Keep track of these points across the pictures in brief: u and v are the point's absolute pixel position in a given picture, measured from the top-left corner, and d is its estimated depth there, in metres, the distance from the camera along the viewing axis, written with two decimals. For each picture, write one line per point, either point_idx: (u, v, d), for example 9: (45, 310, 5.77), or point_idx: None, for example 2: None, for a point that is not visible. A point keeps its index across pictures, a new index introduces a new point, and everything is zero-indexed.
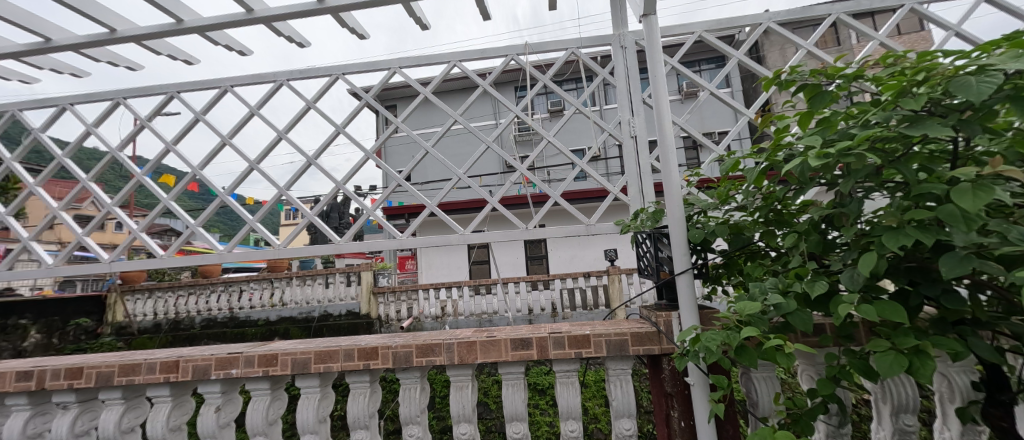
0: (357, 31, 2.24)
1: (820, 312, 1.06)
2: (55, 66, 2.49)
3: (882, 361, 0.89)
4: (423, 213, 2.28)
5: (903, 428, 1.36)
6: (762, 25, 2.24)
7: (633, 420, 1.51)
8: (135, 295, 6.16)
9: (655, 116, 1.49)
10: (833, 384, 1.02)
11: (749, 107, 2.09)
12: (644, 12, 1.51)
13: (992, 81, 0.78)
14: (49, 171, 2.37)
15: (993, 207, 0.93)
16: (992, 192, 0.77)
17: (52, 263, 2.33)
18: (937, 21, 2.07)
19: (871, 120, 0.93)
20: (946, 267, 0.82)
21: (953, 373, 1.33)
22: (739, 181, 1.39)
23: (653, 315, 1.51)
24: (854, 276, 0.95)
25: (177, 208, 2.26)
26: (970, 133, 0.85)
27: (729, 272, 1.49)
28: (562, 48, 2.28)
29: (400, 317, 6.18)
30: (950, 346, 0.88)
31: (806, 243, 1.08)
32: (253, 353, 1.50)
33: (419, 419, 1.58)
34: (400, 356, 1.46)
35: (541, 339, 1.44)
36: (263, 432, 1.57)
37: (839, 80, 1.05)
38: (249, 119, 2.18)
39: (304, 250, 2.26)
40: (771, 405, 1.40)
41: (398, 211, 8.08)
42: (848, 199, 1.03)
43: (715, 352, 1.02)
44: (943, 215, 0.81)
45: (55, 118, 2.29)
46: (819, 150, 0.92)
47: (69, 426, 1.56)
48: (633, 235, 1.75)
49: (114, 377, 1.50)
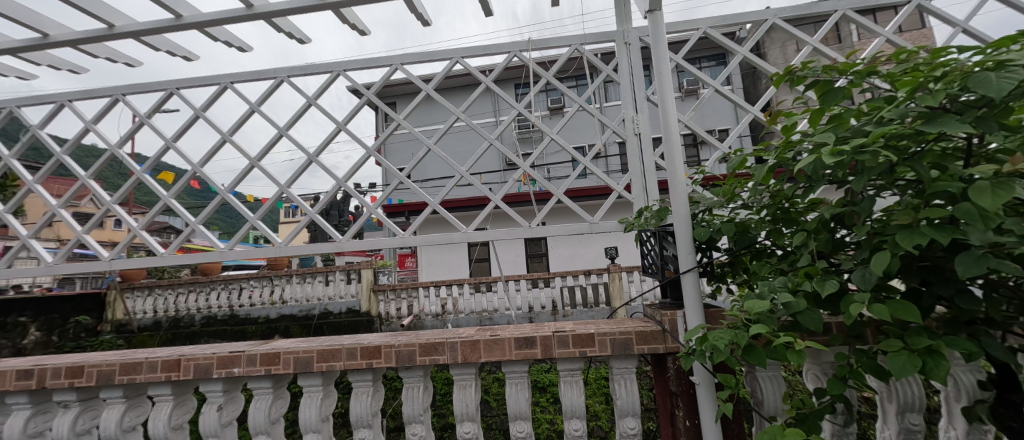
0: (358, 28, 2.22)
1: (829, 311, 1.05)
2: (53, 62, 2.46)
3: (895, 362, 0.88)
4: (423, 212, 2.24)
5: (909, 428, 1.35)
6: (767, 22, 2.22)
7: (638, 419, 1.50)
8: (135, 292, 6.15)
9: (660, 113, 1.47)
10: (842, 384, 1.01)
11: (754, 104, 2.04)
12: (648, 8, 1.49)
13: (1013, 77, 0.77)
14: (48, 168, 2.35)
15: (1007, 205, 0.92)
16: (1012, 190, 0.76)
17: (52, 261, 2.31)
18: (943, 17, 2.06)
19: (884, 118, 0.92)
20: (962, 267, 0.81)
21: (960, 373, 1.32)
22: (745, 179, 1.38)
23: (658, 314, 1.50)
24: (865, 275, 0.94)
25: (177, 206, 2.24)
26: (987, 130, 0.83)
27: (735, 270, 1.47)
28: (566, 45, 2.25)
29: (400, 315, 6.15)
30: (964, 346, 0.87)
31: (815, 241, 1.06)
32: (255, 352, 1.49)
33: (422, 418, 1.57)
34: (403, 356, 1.44)
35: (545, 338, 1.43)
36: (266, 431, 1.56)
37: (851, 76, 1.04)
38: (249, 116, 2.16)
39: (304, 248, 2.24)
40: (778, 404, 1.39)
41: (399, 209, 8.07)
42: (859, 197, 1.02)
43: (724, 351, 1.01)
44: (959, 213, 0.80)
45: (53, 115, 2.27)
46: (832, 148, 0.92)
47: (71, 424, 1.55)
48: (638, 234, 1.73)
49: (115, 375, 1.49)
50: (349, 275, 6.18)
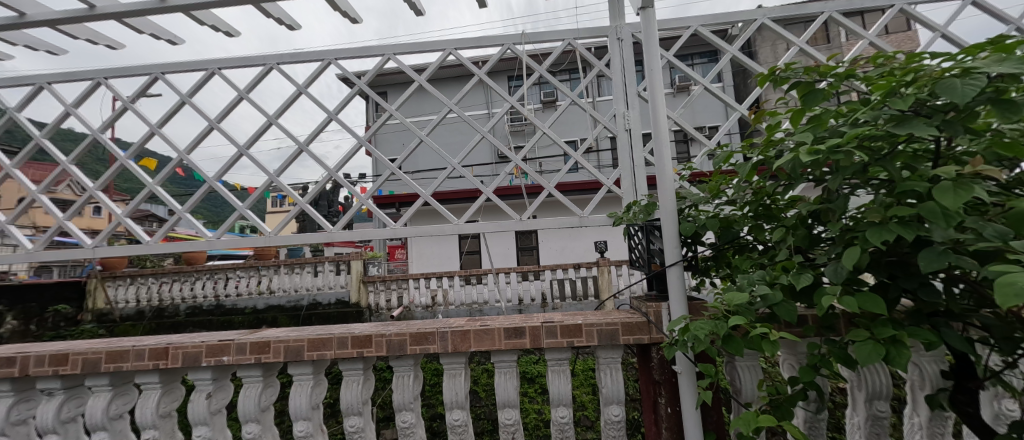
0: (350, 15, 2.21)
1: (804, 303, 1.11)
2: (30, 43, 2.41)
3: (861, 351, 0.94)
4: (415, 203, 2.21)
5: (876, 414, 1.42)
6: (757, 21, 2.25)
7: (622, 407, 1.55)
8: (116, 281, 6.02)
9: (650, 109, 1.50)
10: (814, 372, 1.06)
11: (743, 103, 2.07)
12: (641, 5, 1.51)
13: (976, 84, 0.82)
14: (27, 152, 2.29)
15: (970, 205, 0.98)
16: (971, 191, 0.81)
17: (30, 248, 2.25)
18: (925, 21, 2.12)
19: (859, 119, 0.97)
20: (925, 261, 0.87)
21: (925, 363, 1.39)
22: (730, 176, 1.43)
23: (644, 306, 1.55)
24: (838, 269, 0.99)
25: (162, 193, 2.21)
26: (952, 134, 0.89)
27: (718, 265, 1.52)
28: (560, 39, 2.27)
29: (390, 306, 6.16)
30: (925, 336, 0.93)
31: (793, 237, 1.13)
32: (246, 340, 1.49)
33: (412, 406, 1.60)
34: (394, 345, 1.47)
35: (534, 328, 1.47)
36: (256, 418, 1.57)
37: (831, 79, 1.08)
38: (238, 103, 2.15)
39: (295, 238, 2.22)
40: (754, 392, 1.46)
41: (390, 200, 8.16)
42: (834, 195, 1.07)
43: (704, 341, 1.06)
44: (924, 212, 0.86)
45: (33, 98, 2.22)
46: (809, 147, 0.97)
47: (55, 413, 1.54)
48: (626, 228, 1.78)
49: (101, 363, 1.49)
50: (339, 266, 6.18)
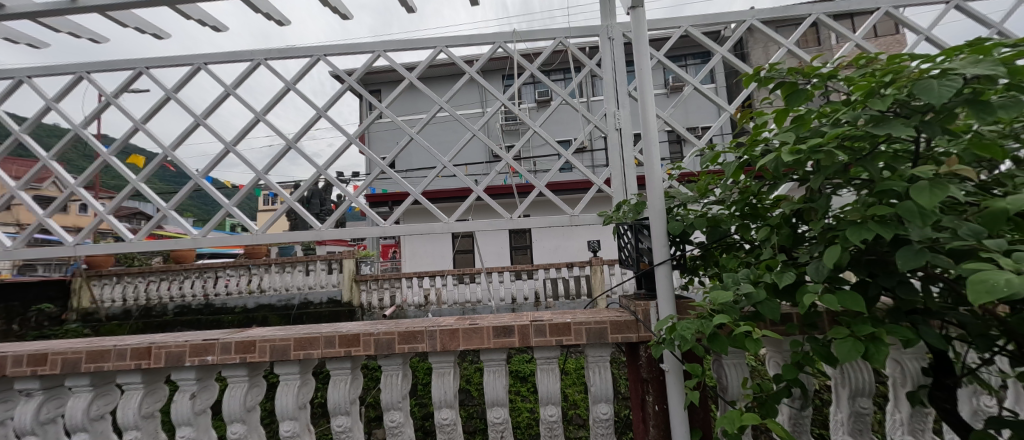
0: (340, 11, 2.19)
1: (787, 302, 1.12)
2: (10, 35, 2.36)
3: (841, 348, 0.95)
4: (405, 201, 2.19)
5: (859, 411, 1.44)
6: (746, 22, 2.26)
7: (610, 405, 1.55)
8: (102, 280, 5.93)
9: (639, 108, 1.50)
10: (797, 369, 1.07)
11: (732, 104, 2.09)
12: (630, 4, 1.51)
13: (952, 85, 0.83)
14: (6, 147, 2.24)
15: (947, 204, 0.99)
16: (946, 190, 0.83)
17: (10, 245, 2.21)
18: (911, 24, 2.15)
19: (841, 119, 0.99)
20: (903, 260, 0.89)
21: (907, 360, 1.41)
22: (717, 175, 1.44)
23: (632, 305, 1.56)
24: (819, 267, 1.00)
25: (147, 190, 2.17)
26: (930, 134, 0.91)
27: (706, 263, 1.53)
28: (551, 38, 2.27)
29: (382, 305, 6.10)
30: (903, 334, 0.95)
31: (777, 236, 1.14)
32: (230, 340, 1.48)
33: (400, 406, 1.59)
34: (382, 344, 1.47)
35: (523, 327, 1.47)
36: (241, 419, 1.56)
37: (815, 79, 1.09)
38: (225, 99, 2.12)
39: (284, 236, 2.19)
40: (739, 390, 1.47)
41: (383, 199, 8.16)
42: (817, 194, 1.08)
43: (690, 340, 1.06)
44: (903, 211, 0.88)
45: (11, 92, 2.17)
46: (791, 147, 0.98)
47: (33, 414, 1.51)
48: (615, 227, 1.79)
49: (82, 363, 1.46)
50: (331, 265, 6.15)
